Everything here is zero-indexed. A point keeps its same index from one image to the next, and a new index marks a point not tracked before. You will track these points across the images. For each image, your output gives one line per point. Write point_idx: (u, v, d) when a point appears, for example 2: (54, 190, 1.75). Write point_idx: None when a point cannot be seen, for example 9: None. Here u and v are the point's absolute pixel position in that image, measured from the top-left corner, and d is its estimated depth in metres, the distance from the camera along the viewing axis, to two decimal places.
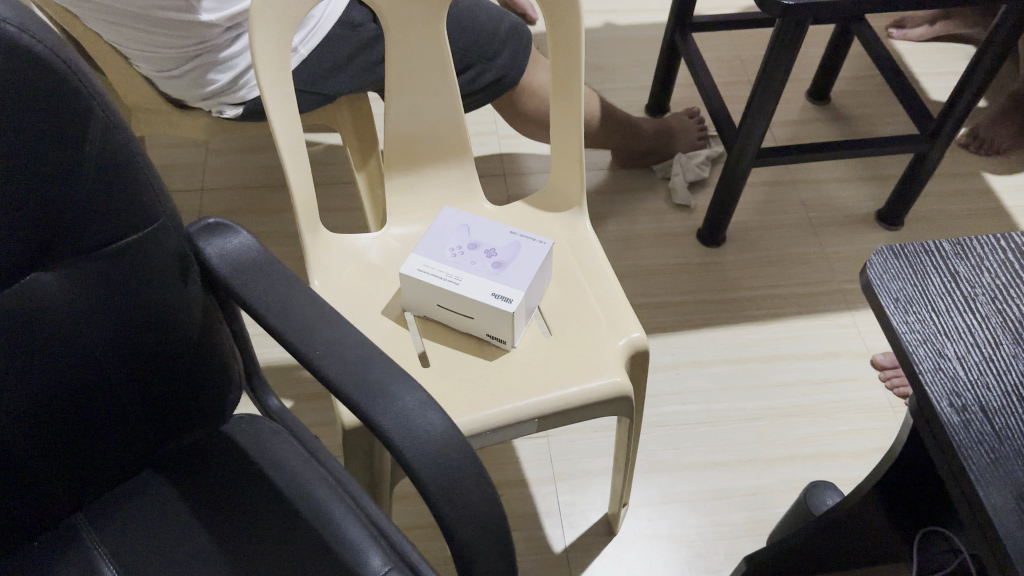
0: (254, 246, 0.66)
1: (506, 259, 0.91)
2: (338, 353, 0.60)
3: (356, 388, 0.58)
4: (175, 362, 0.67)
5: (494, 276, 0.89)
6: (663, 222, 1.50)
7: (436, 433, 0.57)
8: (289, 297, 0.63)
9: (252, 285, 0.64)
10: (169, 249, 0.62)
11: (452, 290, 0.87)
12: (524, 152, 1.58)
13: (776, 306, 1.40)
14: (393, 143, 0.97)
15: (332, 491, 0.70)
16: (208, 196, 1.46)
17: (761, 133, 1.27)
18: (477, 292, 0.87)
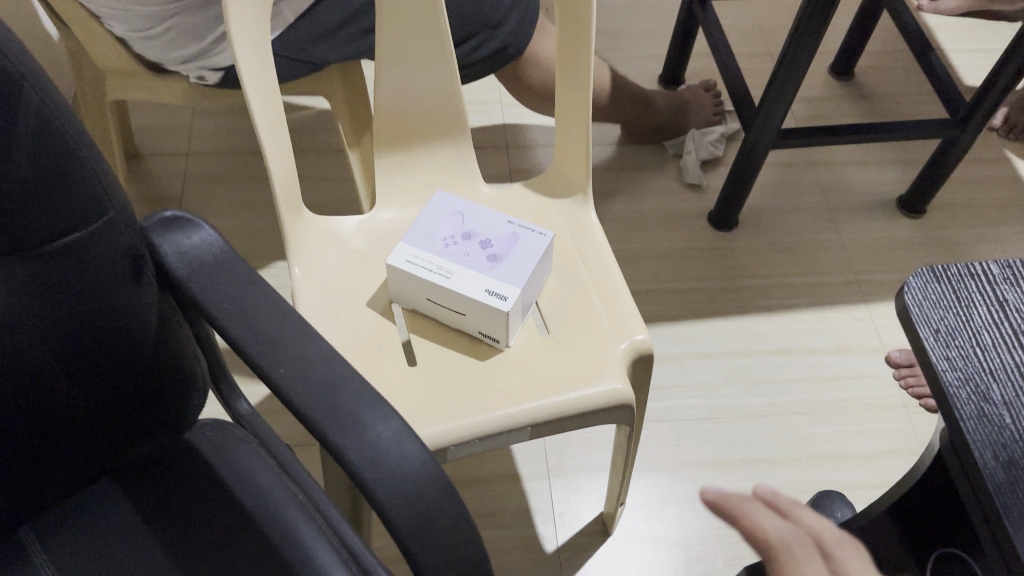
0: (217, 242, 0.59)
1: (502, 251, 0.84)
2: (305, 371, 0.53)
3: (322, 414, 0.51)
4: (130, 368, 0.61)
5: (489, 270, 0.82)
6: (672, 202, 1.43)
7: (411, 468, 0.51)
8: (253, 305, 0.56)
9: (214, 289, 0.57)
10: (120, 247, 0.56)
11: (443, 285, 0.80)
12: (528, 123, 1.50)
13: (788, 296, 1.33)
14: (384, 119, 0.90)
15: (302, 510, 0.64)
16: (194, 161, 1.39)
17: (781, 114, 1.19)
18: (470, 288, 0.80)
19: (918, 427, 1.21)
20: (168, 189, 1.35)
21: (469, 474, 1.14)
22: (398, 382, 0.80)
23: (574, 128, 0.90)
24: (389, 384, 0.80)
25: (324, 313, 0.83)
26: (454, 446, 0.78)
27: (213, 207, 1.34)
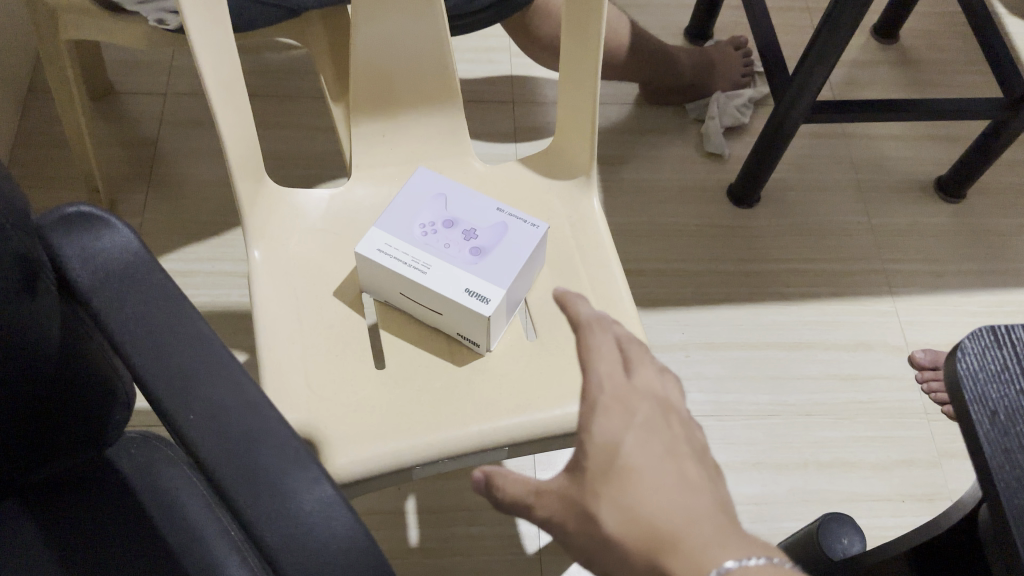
0: (128, 247, 0.49)
1: (487, 243, 0.74)
2: (222, 422, 0.44)
3: (241, 479, 0.43)
4: (36, 392, 0.51)
5: (470, 265, 0.72)
6: (689, 173, 1.31)
7: (342, 550, 0.41)
8: (166, 329, 0.47)
9: (124, 309, 0.47)
10: (10, 254, 0.46)
11: (418, 282, 0.71)
12: (538, 76, 1.37)
13: (808, 285, 1.23)
14: (362, 79, 0.79)
15: (235, 550, 0.56)
16: (172, 101, 1.28)
17: (816, 87, 1.07)
18: (448, 287, 0.70)
19: (937, 436, 1.12)
20: (141, 131, 1.24)
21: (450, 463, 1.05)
22: (363, 388, 0.71)
23: (578, 102, 0.79)
24: (352, 390, 0.71)
25: (284, 303, 0.74)
26: (420, 466, 0.69)
27: (190, 154, 1.23)
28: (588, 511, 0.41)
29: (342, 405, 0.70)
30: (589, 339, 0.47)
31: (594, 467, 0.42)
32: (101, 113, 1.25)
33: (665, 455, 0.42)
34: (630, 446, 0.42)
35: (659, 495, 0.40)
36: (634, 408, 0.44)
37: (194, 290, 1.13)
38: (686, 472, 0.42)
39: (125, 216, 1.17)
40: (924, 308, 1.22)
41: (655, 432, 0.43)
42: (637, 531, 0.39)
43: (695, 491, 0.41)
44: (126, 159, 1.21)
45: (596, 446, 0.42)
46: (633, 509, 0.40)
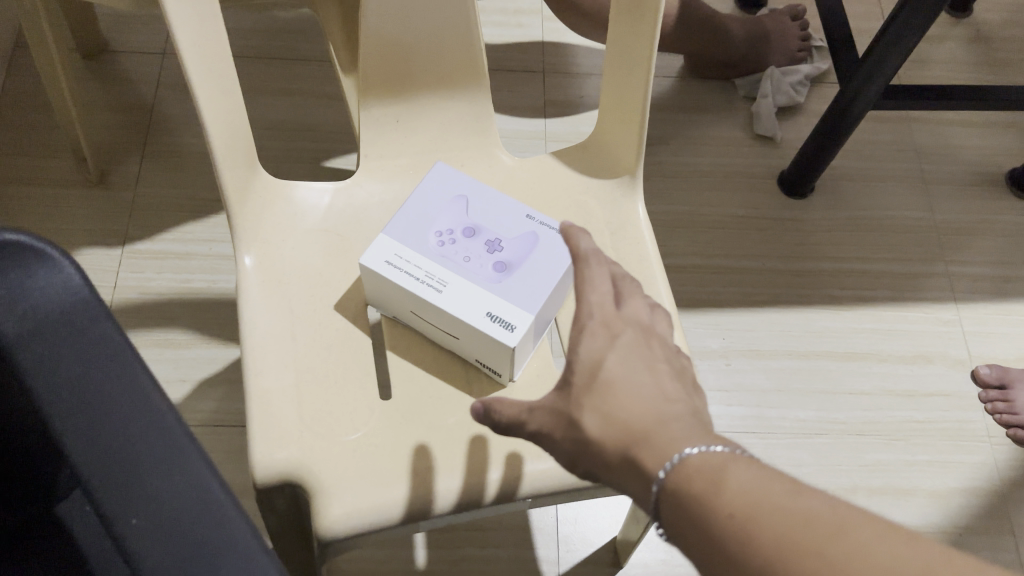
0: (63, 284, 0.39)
1: (515, 256, 0.63)
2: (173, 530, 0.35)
3: None
4: None
5: (494, 282, 0.61)
6: (736, 157, 1.19)
7: None
8: (109, 399, 0.37)
9: (55, 371, 0.38)
10: None
11: (432, 303, 0.60)
12: (573, 43, 1.24)
13: (862, 287, 1.11)
14: (374, 54, 0.68)
15: None
16: (170, 61, 1.16)
17: (890, 71, 0.94)
18: (467, 309, 0.60)
19: (1002, 463, 1.01)
20: (137, 93, 1.13)
21: None
22: (366, 422, 0.61)
23: (625, 90, 0.67)
24: (352, 425, 0.61)
25: (277, 319, 0.64)
26: (429, 517, 0.59)
27: (189, 121, 1.12)
28: (573, 420, 0.44)
29: (340, 442, 0.60)
30: (582, 270, 0.49)
31: (580, 381, 0.45)
32: (94, 72, 1.14)
33: (645, 370, 0.45)
34: (613, 362, 0.45)
35: (636, 403, 0.43)
36: (619, 333, 0.46)
37: (190, 275, 1.03)
38: (663, 384, 0.44)
39: (116, 189, 1.07)
40: (990, 317, 1.10)
41: (638, 352, 0.45)
42: (615, 432, 0.43)
43: (671, 399, 0.43)
44: (119, 126, 1.11)
45: (582, 365, 0.45)
46: (612, 414, 0.43)
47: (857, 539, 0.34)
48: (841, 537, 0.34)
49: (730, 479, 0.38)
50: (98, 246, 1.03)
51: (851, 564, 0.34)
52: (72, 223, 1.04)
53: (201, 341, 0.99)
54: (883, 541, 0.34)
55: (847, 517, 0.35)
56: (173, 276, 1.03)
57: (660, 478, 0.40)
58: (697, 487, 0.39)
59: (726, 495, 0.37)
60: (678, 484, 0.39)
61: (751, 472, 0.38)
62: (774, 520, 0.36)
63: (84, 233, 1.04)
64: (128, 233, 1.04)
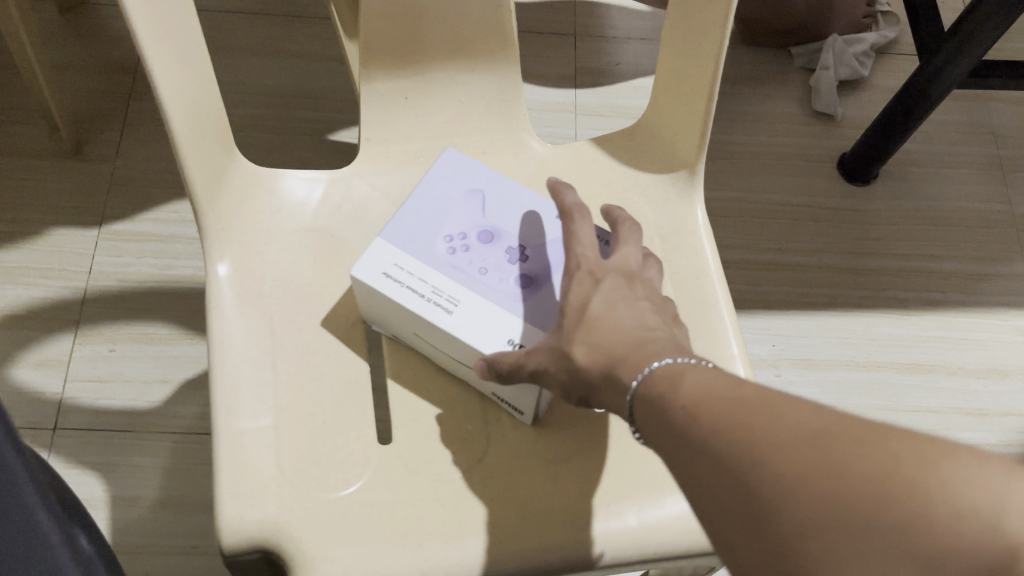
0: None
1: (542, 266, 0.51)
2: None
3: None
4: None
5: (519, 300, 0.49)
6: (791, 136, 1.05)
7: None
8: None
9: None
10: None
11: (442, 327, 0.48)
12: (609, 4, 1.11)
13: (932, 289, 0.98)
14: (379, 16, 0.55)
15: None
16: None
17: (988, 43, 0.80)
18: (484, 336, 0.48)
19: None
20: (119, 52, 1.01)
21: None
22: (361, 473, 0.50)
23: (688, 64, 0.54)
24: (345, 478, 0.49)
25: (257, 342, 0.52)
26: None
27: None
28: (564, 355, 0.41)
29: (329, 500, 0.49)
30: (571, 224, 0.47)
31: (567, 318, 0.42)
32: (71, 27, 1.02)
33: (631, 301, 0.42)
34: (599, 296, 0.42)
35: (621, 330, 0.40)
36: (605, 273, 0.43)
37: (173, 260, 0.92)
38: (649, 315, 0.41)
39: (93, 160, 0.95)
40: None
41: (625, 288, 0.43)
42: (602, 358, 0.40)
43: (656, 325, 0.41)
44: (97, 88, 0.99)
45: (570, 304, 0.43)
46: (599, 342, 0.40)
47: (781, 405, 0.32)
48: (765, 406, 0.32)
49: (687, 378, 0.36)
50: (71, 226, 0.92)
51: (770, 426, 0.31)
52: (42, 199, 0.93)
53: (184, 337, 0.88)
54: (810, 408, 0.32)
55: (777, 391, 0.33)
56: (154, 261, 0.92)
57: (636, 387, 0.38)
58: (657, 389, 0.36)
59: (678, 385, 0.36)
60: (647, 387, 0.37)
61: (708, 371, 0.36)
62: (712, 401, 0.34)
63: (56, 209, 0.92)
64: (105, 211, 0.93)
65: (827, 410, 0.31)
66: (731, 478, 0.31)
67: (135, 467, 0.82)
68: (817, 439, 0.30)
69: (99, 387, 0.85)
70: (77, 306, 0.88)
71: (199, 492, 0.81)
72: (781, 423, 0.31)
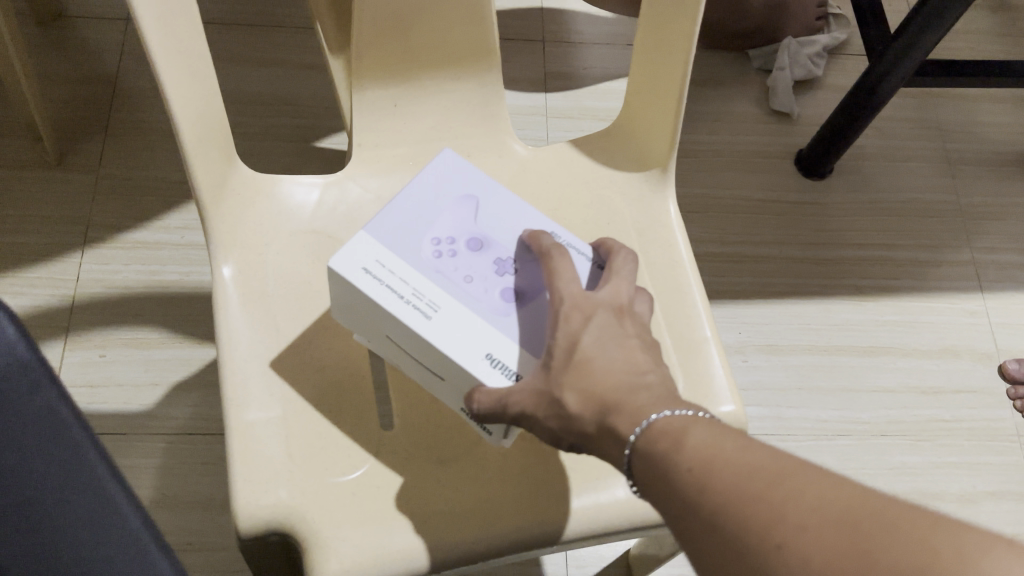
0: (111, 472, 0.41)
1: (530, 282, 0.52)
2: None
3: None
4: None
5: (501, 314, 0.50)
6: (751, 134, 1.11)
7: None
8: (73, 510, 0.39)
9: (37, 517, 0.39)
10: None
11: (418, 331, 0.48)
12: (575, 10, 1.15)
13: (887, 276, 1.04)
14: (371, 31, 0.59)
15: None
16: (133, 28, 1.06)
17: (928, 47, 0.86)
18: (461, 344, 0.48)
19: None
20: (96, 64, 1.03)
21: None
22: (366, 458, 0.53)
23: (660, 71, 0.58)
24: (351, 463, 0.53)
25: (264, 339, 0.56)
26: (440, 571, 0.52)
27: (154, 94, 1.02)
28: (554, 400, 0.44)
29: (338, 484, 0.52)
30: (552, 258, 0.50)
31: (556, 361, 0.45)
32: (47, 40, 1.03)
33: (620, 345, 0.45)
34: (588, 337, 0.44)
35: (613, 378, 0.43)
36: (593, 308, 0.46)
37: (160, 266, 0.94)
38: (636, 358, 0.44)
39: (76, 170, 0.97)
40: (1017, 308, 1.04)
41: (612, 330, 0.45)
42: (593, 406, 0.43)
43: (644, 370, 0.44)
44: (77, 99, 1.01)
45: (558, 344, 0.45)
46: (591, 390, 0.43)
47: (794, 482, 0.35)
48: (779, 485, 0.35)
49: (689, 440, 0.39)
50: (58, 234, 0.94)
51: (787, 504, 0.35)
52: (26, 210, 0.94)
53: (174, 341, 0.91)
54: (830, 486, 0.35)
55: (790, 468, 0.36)
56: (141, 267, 0.94)
57: (634, 442, 0.41)
58: (661, 447, 0.40)
59: (686, 451, 0.39)
60: (648, 446, 0.41)
61: (708, 432, 0.39)
62: (726, 474, 0.37)
63: (43, 218, 0.94)
64: (91, 219, 0.95)
65: (837, 487, 0.35)
66: (751, 557, 0.34)
67: (130, 468, 0.84)
68: (839, 519, 0.33)
69: (91, 391, 0.87)
70: (66, 313, 0.90)
71: (194, 490, 0.84)
72: (800, 501, 0.34)
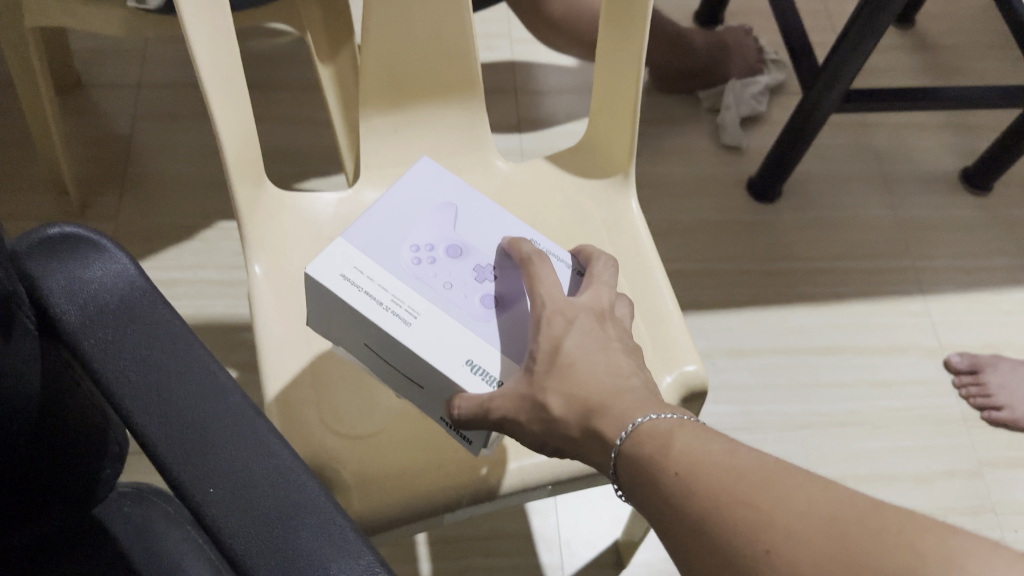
0: (204, 352, 0.40)
1: (508, 288, 0.54)
2: (148, 505, 0.51)
3: (267, 554, 0.35)
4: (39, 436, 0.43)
5: (479, 320, 0.52)
6: (706, 165, 1.23)
7: None
8: (174, 390, 0.38)
9: (163, 414, 0.38)
10: None
11: (398, 336, 0.49)
12: (542, 63, 1.28)
13: (836, 284, 1.16)
14: (373, 68, 0.70)
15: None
16: (144, 93, 1.17)
17: (848, 77, 0.99)
18: (441, 350, 0.50)
19: (978, 444, 1.06)
20: (110, 126, 1.14)
21: None
22: (384, 422, 0.62)
23: (616, 92, 0.70)
24: (372, 425, 0.61)
25: (291, 327, 0.65)
26: (453, 510, 0.60)
27: (165, 150, 1.13)
28: (538, 403, 0.47)
29: (363, 442, 0.60)
30: (533, 264, 0.53)
31: (539, 364, 0.48)
32: (66, 107, 1.14)
33: (601, 349, 0.48)
34: (570, 342, 0.48)
35: (596, 381, 0.46)
36: (574, 312, 0.50)
37: (176, 302, 1.03)
38: (618, 361, 0.48)
39: (96, 220, 1.06)
40: (955, 307, 1.16)
41: (592, 333, 0.49)
42: (577, 409, 0.46)
43: (624, 371, 0.47)
44: (96, 158, 1.11)
45: (541, 347, 0.48)
46: (575, 393, 0.46)
47: (781, 488, 0.37)
48: (766, 490, 0.37)
49: (675, 443, 0.42)
50: None
51: (771, 506, 0.37)
52: None
53: None
54: (815, 490, 0.36)
55: (776, 473, 0.38)
56: None
57: (619, 445, 0.44)
58: (648, 450, 0.43)
59: (673, 456, 0.41)
60: (634, 449, 0.43)
61: (694, 438, 0.42)
62: (712, 477, 0.39)
63: None
64: None
65: (822, 490, 0.36)
66: (735, 557, 0.36)
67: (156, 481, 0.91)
68: (827, 524, 0.35)
69: None
70: None
71: None
72: (789, 506, 0.36)
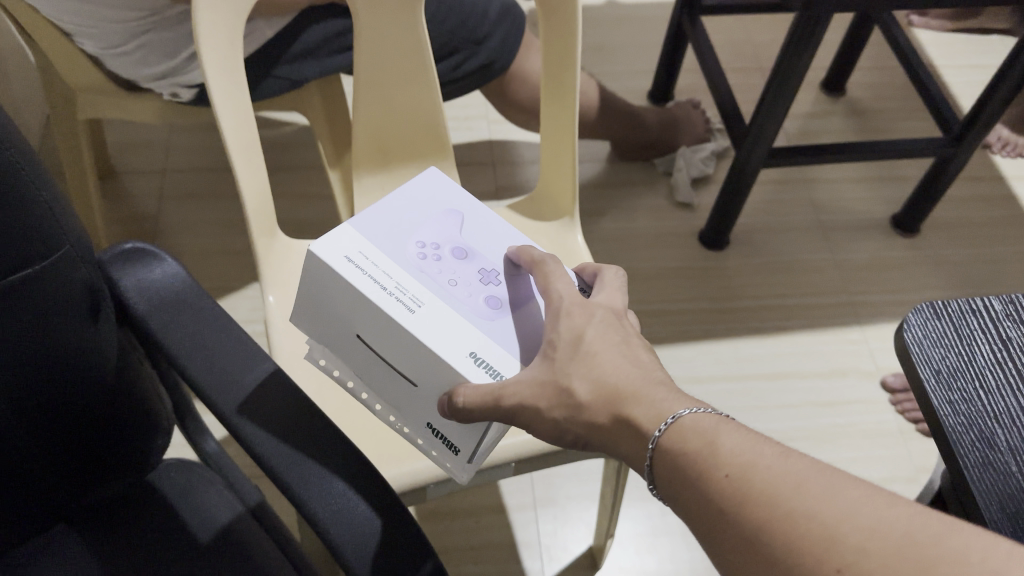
0: (237, 327, 0.55)
1: (510, 295, 0.62)
2: (188, 472, 0.67)
3: (285, 453, 0.49)
4: (114, 404, 0.58)
5: (480, 319, 0.59)
6: (663, 221, 1.39)
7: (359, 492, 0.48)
8: (218, 349, 0.53)
9: (211, 366, 0.52)
10: (84, 287, 0.51)
11: (401, 320, 0.56)
12: (515, 140, 1.47)
13: (782, 319, 1.30)
14: (364, 140, 0.87)
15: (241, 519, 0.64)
16: (170, 177, 1.35)
17: (771, 136, 1.16)
18: (444, 337, 0.56)
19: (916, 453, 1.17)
20: (139, 207, 1.31)
21: (456, 505, 1.09)
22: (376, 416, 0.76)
23: (559, 149, 0.87)
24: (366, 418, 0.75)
25: (301, 344, 0.80)
26: (434, 485, 0.73)
27: (188, 225, 1.30)
28: (563, 387, 0.53)
29: (359, 431, 0.74)
30: (545, 265, 0.60)
31: (561, 352, 0.54)
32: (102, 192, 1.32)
33: (622, 342, 0.54)
34: (592, 333, 0.54)
35: (621, 370, 0.52)
36: (595, 307, 0.57)
37: None
38: (638, 355, 0.54)
39: None
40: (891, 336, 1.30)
41: (613, 326, 0.56)
42: (603, 395, 0.51)
43: (642, 360, 0.54)
44: (128, 233, 1.28)
45: (562, 334, 0.55)
46: (601, 379, 0.52)
47: (843, 500, 0.38)
48: (825, 499, 0.38)
49: (722, 445, 0.44)
50: None
51: (832, 513, 0.38)
52: None
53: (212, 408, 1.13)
54: (882, 506, 0.37)
55: (829, 481, 0.40)
56: None
57: (658, 438, 0.47)
58: (693, 448, 0.45)
59: (722, 457, 0.43)
60: (681, 445, 0.46)
61: (742, 441, 0.44)
62: (763, 478, 0.41)
63: None
64: None
65: (885, 505, 0.37)
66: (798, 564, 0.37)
67: None
68: (897, 539, 0.35)
69: None
70: None
71: None
72: (852, 519, 0.37)
